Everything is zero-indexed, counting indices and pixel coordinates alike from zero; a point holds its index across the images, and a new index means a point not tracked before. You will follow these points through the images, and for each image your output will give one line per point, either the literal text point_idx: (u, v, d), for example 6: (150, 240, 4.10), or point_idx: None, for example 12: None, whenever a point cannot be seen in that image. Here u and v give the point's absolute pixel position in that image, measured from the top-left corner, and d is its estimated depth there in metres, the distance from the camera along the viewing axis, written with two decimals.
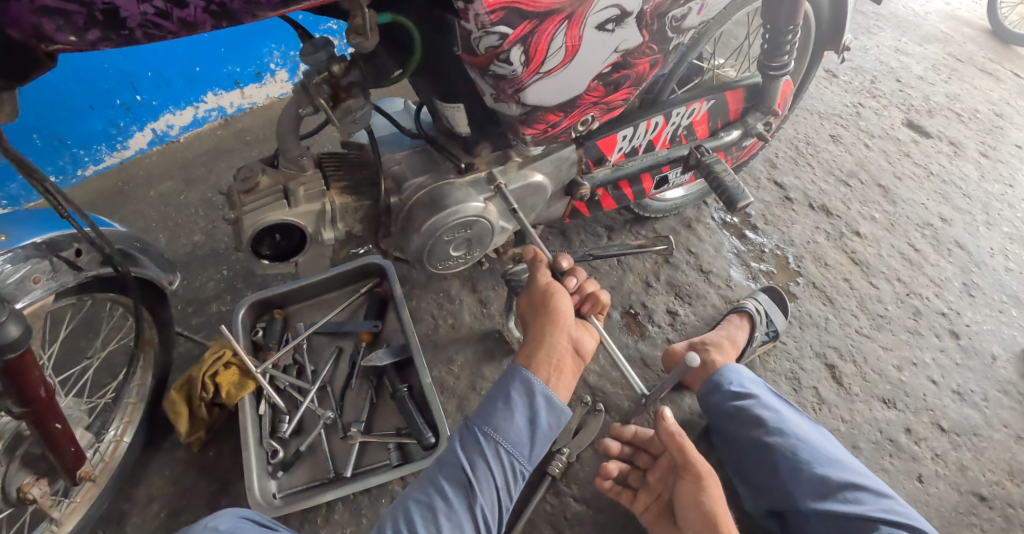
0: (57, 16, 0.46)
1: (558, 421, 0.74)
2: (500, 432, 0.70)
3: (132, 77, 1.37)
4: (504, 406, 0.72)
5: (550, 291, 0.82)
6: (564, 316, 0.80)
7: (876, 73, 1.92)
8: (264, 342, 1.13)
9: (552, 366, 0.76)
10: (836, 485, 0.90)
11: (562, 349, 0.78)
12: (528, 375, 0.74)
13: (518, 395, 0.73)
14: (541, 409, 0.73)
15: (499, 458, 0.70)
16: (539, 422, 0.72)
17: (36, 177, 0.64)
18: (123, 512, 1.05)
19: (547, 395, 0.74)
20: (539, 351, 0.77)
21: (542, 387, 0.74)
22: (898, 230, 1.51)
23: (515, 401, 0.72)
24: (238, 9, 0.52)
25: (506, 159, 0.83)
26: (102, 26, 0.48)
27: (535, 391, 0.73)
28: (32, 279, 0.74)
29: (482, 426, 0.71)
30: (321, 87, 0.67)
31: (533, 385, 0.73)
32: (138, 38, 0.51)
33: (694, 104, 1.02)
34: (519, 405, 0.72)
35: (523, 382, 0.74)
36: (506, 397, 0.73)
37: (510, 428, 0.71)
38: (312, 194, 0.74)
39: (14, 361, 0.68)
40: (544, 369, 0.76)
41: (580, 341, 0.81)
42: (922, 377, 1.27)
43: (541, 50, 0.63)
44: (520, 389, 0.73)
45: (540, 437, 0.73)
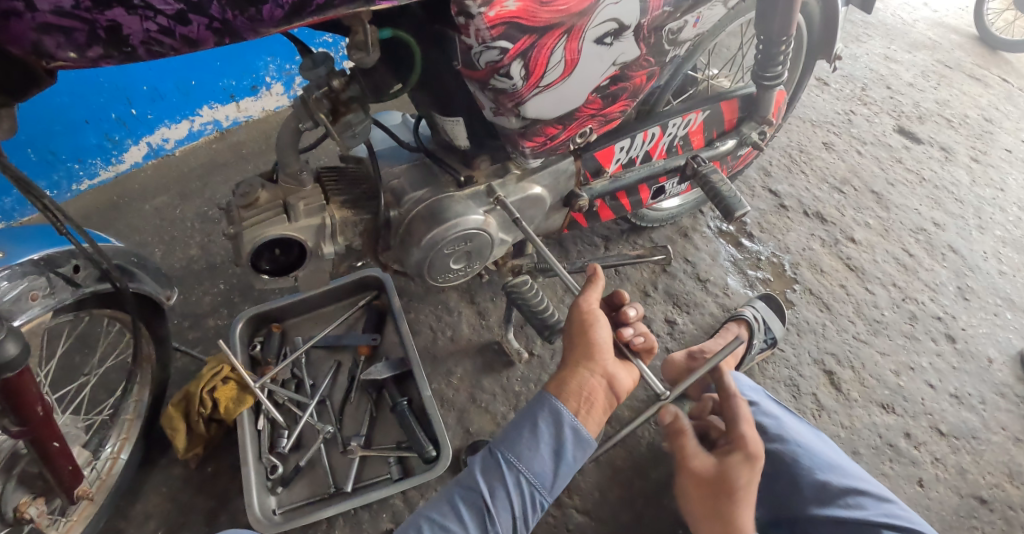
0: (58, 33, 0.46)
1: (584, 454, 0.73)
2: (523, 461, 0.70)
3: (128, 91, 1.37)
4: (530, 435, 0.71)
5: (591, 321, 0.78)
6: (603, 350, 0.77)
7: (866, 81, 1.94)
8: (262, 357, 1.12)
9: (582, 397, 0.74)
10: (837, 491, 0.90)
11: (594, 384, 0.75)
12: (558, 404, 0.73)
13: (546, 425, 0.72)
14: (568, 442, 0.71)
15: (520, 486, 0.69)
16: (564, 455, 0.71)
17: (34, 194, 0.64)
18: (119, 530, 1.04)
19: (576, 428, 0.72)
20: (571, 379, 0.75)
21: (572, 420, 0.72)
22: (892, 235, 1.52)
23: (541, 431, 0.71)
24: (241, 27, 0.52)
25: (505, 171, 0.82)
26: (104, 43, 0.48)
27: (563, 421, 0.72)
28: (29, 296, 0.73)
29: (506, 453, 0.70)
30: (321, 102, 0.67)
31: (562, 416, 0.72)
32: (140, 55, 0.51)
33: (690, 115, 1.03)
34: (545, 436, 0.71)
35: (551, 411, 0.73)
36: (533, 426, 0.72)
37: (534, 458, 0.70)
38: (312, 208, 0.74)
39: (12, 379, 0.68)
40: (574, 400, 0.73)
41: (617, 378, 0.77)
42: (920, 382, 1.27)
43: (540, 64, 0.64)
44: (548, 418, 0.72)
45: (565, 470, 0.72)
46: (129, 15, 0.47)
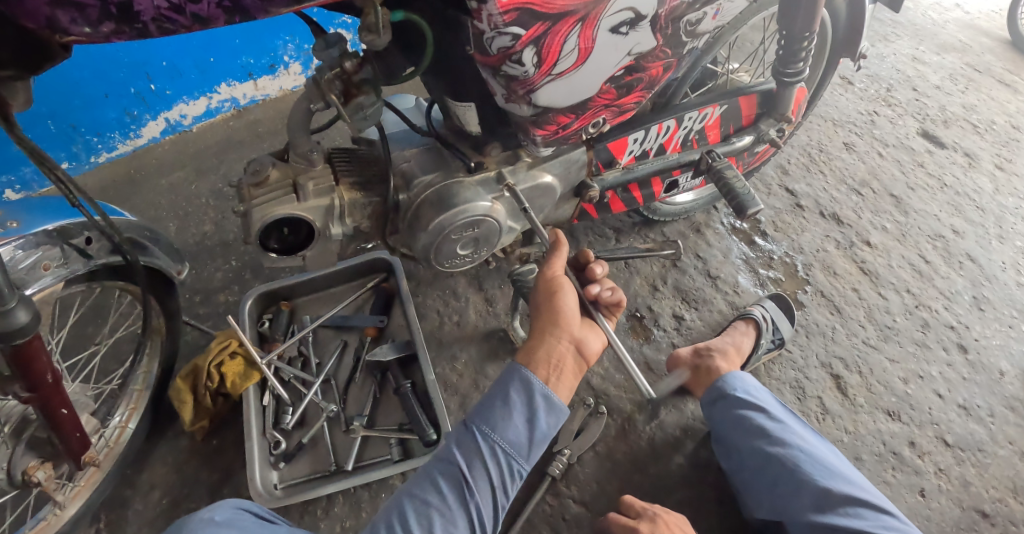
0: (71, 8, 0.47)
1: (557, 419, 0.74)
2: (498, 432, 0.70)
3: (147, 67, 1.38)
4: (502, 406, 0.72)
5: (557, 290, 0.80)
6: (567, 316, 0.78)
7: (892, 81, 1.90)
8: (270, 334, 1.14)
9: (552, 366, 0.75)
10: (836, 499, 0.89)
11: (562, 352, 0.77)
12: (527, 374, 0.73)
13: (518, 394, 0.72)
14: (541, 410, 0.72)
15: (495, 457, 0.69)
16: (538, 422, 0.72)
17: (49, 166, 0.65)
18: (125, 497, 1.06)
19: (547, 394, 0.73)
20: (539, 349, 0.77)
21: (541, 387, 0.73)
22: (909, 241, 1.49)
23: (514, 401, 0.72)
24: (251, 5, 0.52)
25: (516, 159, 0.82)
26: (115, 19, 0.48)
27: (534, 390, 0.73)
28: (42, 266, 0.75)
29: (480, 426, 0.70)
30: (333, 83, 0.67)
31: (532, 384, 0.73)
32: (151, 31, 0.51)
33: (707, 109, 1.02)
34: (518, 405, 0.72)
35: (522, 380, 0.73)
36: (505, 398, 0.72)
37: (508, 428, 0.70)
38: (321, 189, 0.74)
39: (21, 346, 0.69)
40: (543, 369, 0.75)
41: (584, 341, 0.78)
42: (928, 391, 1.25)
43: (553, 51, 0.63)
44: (519, 387, 0.73)
45: (540, 437, 0.72)
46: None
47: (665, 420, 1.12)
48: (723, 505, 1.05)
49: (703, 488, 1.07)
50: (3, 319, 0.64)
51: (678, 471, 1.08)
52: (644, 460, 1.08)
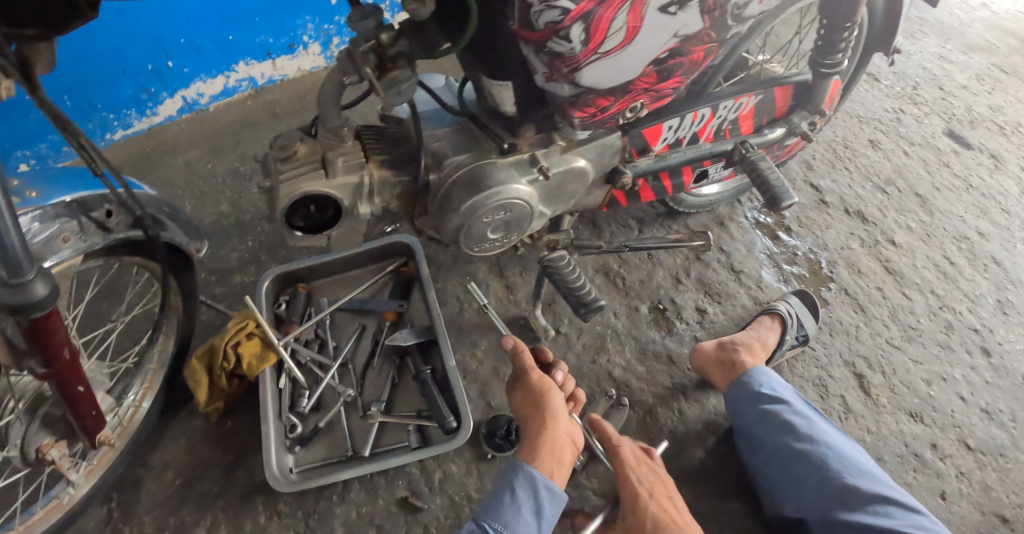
0: None
1: (558, 507, 0.80)
2: (509, 528, 0.75)
3: (165, 43, 1.36)
4: (511, 502, 0.77)
5: (544, 388, 0.89)
6: (559, 411, 0.87)
7: (919, 79, 1.86)
8: (287, 316, 1.12)
9: (554, 458, 0.82)
10: (865, 497, 0.87)
11: (561, 444, 0.84)
12: (531, 470, 0.79)
13: (524, 490, 0.78)
14: (546, 501, 0.78)
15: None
16: (544, 513, 0.78)
17: (71, 131, 0.63)
18: (138, 477, 1.05)
19: (550, 486, 0.79)
20: (541, 444, 0.83)
21: (544, 480, 0.79)
22: (933, 241, 1.47)
23: (521, 497, 0.78)
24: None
25: (550, 142, 0.80)
26: None
27: (538, 484, 0.79)
28: (61, 238, 0.72)
29: (492, 522, 0.75)
30: (368, 56, 0.65)
31: (537, 479, 0.79)
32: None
33: (742, 98, 0.99)
34: (525, 500, 0.78)
35: (526, 477, 0.79)
36: (512, 494, 0.78)
37: (518, 523, 0.76)
38: (350, 166, 0.72)
39: (39, 321, 0.67)
40: (547, 462, 0.81)
41: (574, 434, 0.88)
42: (951, 393, 1.23)
43: (601, 30, 0.60)
44: (525, 484, 0.78)
45: (546, 529, 0.78)
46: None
47: (687, 414, 1.10)
48: (744, 502, 1.03)
49: (723, 484, 1.05)
50: (21, 291, 0.62)
51: (699, 466, 1.06)
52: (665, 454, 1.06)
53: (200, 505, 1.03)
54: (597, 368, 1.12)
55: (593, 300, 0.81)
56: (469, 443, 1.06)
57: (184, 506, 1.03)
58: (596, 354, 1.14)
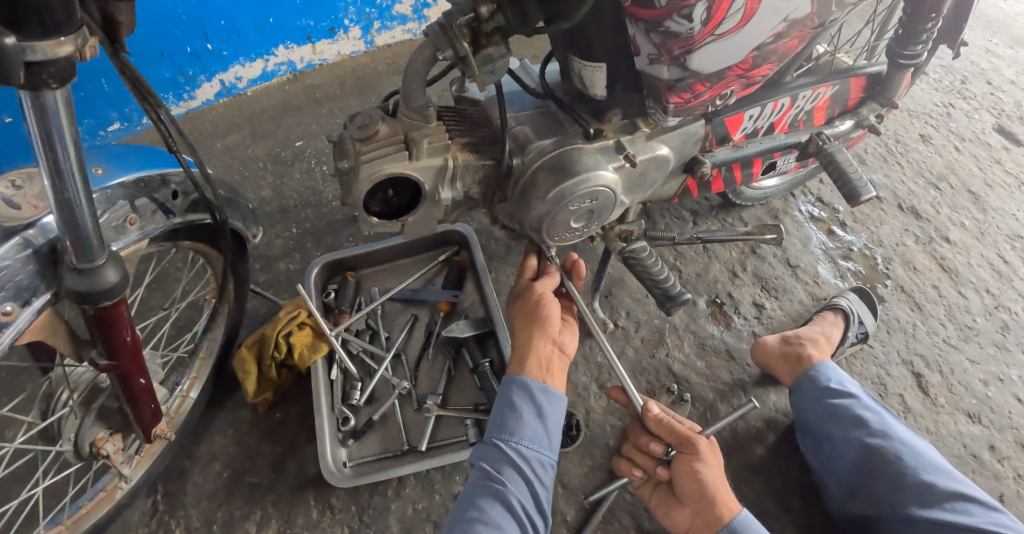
0: None
1: (560, 407, 0.78)
2: (516, 434, 0.73)
3: (205, 25, 1.32)
4: (511, 411, 0.75)
5: (540, 298, 0.85)
6: (551, 321, 0.83)
7: (966, 73, 1.76)
8: (337, 305, 1.09)
9: (541, 367, 0.79)
10: (942, 494, 0.83)
11: (547, 354, 0.81)
12: (524, 379, 0.77)
13: (521, 396, 0.76)
14: (543, 402, 0.76)
15: (523, 458, 0.72)
16: (546, 414, 0.76)
17: (150, 103, 0.58)
18: (184, 469, 1.02)
19: (544, 388, 0.77)
20: (528, 355, 0.80)
21: (537, 383, 0.77)
22: (987, 239, 1.41)
23: (520, 405, 0.75)
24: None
25: (635, 128, 0.77)
26: None
27: (533, 389, 0.76)
28: (126, 221, 0.67)
29: (499, 435, 0.73)
30: (463, 30, 0.61)
31: (530, 384, 0.77)
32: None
33: (820, 88, 0.95)
34: (524, 405, 0.75)
35: (520, 385, 0.77)
36: (510, 404, 0.75)
37: (523, 427, 0.73)
38: (435, 148, 0.68)
39: (105, 309, 0.64)
40: (535, 370, 0.79)
41: (564, 343, 0.84)
42: (1008, 394, 1.20)
43: (722, 10, 0.57)
44: (520, 391, 0.76)
45: (553, 429, 0.76)
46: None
47: (747, 412, 1.07)
48: (808, 502, 1.00)
49: (786, 483, 1.01)
50: (91, 277, 0.59)
51: (761, 464, 1.03)
52: (726, 452, 1.03)
53: (249, 498, 1.00)
54: (657, 363, 1.09)
55: (679, 294, 0.81)
56: None
57: (232, 499, 1.00)
58: (654, 348, 1.11)
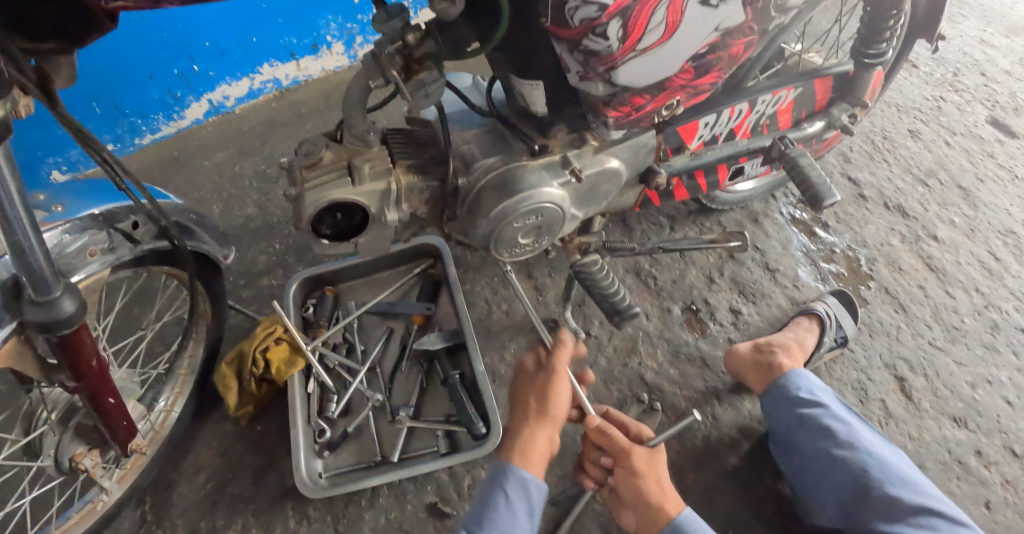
0: None
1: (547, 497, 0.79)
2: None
3: (190, 47, 1.35)
4: (505, 507, 0.75)
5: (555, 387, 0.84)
6: (559, 416, 0.83)
7: (959, 65, 1.74)
8: (315, 319, 1.11)
9: (540, 460, 0.80)
10: (908, 509, 0.82)
11: (548, 448, 0.81)
12: (522, 471, 0.77)
13: (516, 491, 0.76)
14: (536, 504, 0.77)
15: None
16: (534, 515, 0.77)
17: (92, 146, 0.60)
18: (170, 480, 1.05)
19: (538, 489, 0.77)
20: (528, 444, 0.80)
21: (532, 479, 0.77)
22: (977, 236, 1.39)
23: (514, 502, 0.75)
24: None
25: (583, 142, 0.77)
26: None
27: (529, 487, 0.76)
28: (87, 252, 0.71)
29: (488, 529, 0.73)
30: (393, 58, 0.62)
31: (527, 480, 0.77)
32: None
33: (781, 91, 0.94)
34: (516, 503, 0.75)
35: (517, 481, 0.77)
36: (506, 498, 0.75)
37: (515, 526, 0.74)
38: (377, 172, 0.70)
39: (68, 337, 0.67)
40: (536, 465, 0.79)
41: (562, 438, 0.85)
42: (997, 397, 1.17)
43: (640, 25, 0.57)
44: (516, 486, 0.76)
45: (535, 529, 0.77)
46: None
47: (721, 419, 1.07)
48: (783, 510, 0.99)
49: (759, 492, 1.01)
50: (48, 308, 0.62)
51: (733, 473, 1.02)
52: (699, 461, 1.03)
53: (231, 509, 1.03)
54: (629, 372, 1.10)
55: (627, 308, 0.82)
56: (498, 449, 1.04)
57: (215, 510, 1.03)
58: (627, 357, 1.11)
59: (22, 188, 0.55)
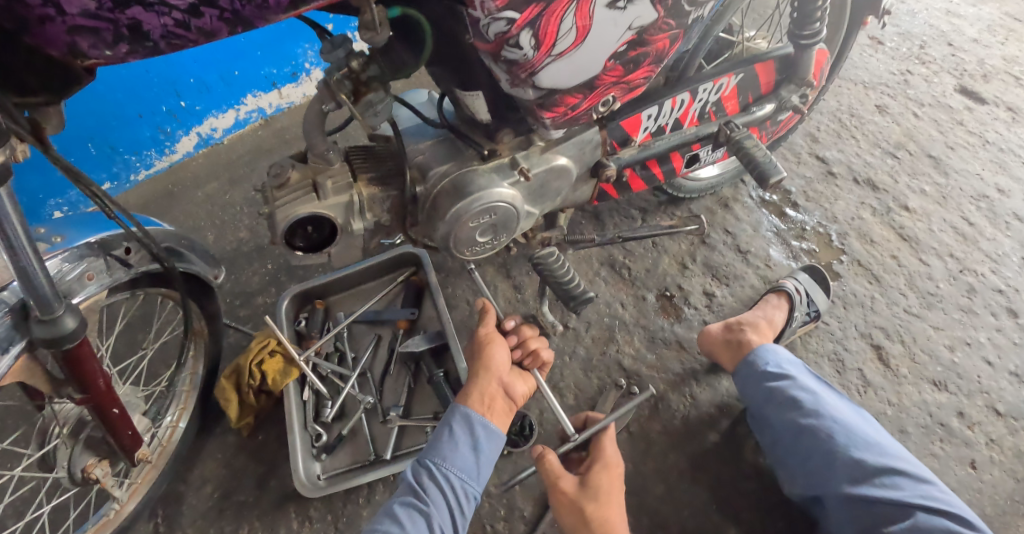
0: (88, 33, 0.47)
1: (496, 443, 0.86)
2: (448, 461, 0.82)
3: (176, 85, 1.42)
4: (448, 438, 0.84)
5: (488, 341, 0.94)
6: (495, 365, 0.91)
7: (925, 38, 1.77)
8: (307, 331, 1.18)
9: (482, 403, 0.87)
10: (872, 469, 0.84)
11: (491, 392, 0.89)
12: (467, 409, 0.86)
13: (460, 425, 0.85)
14: (481, 437, 0.85)
15: (448, 482, 0.81)
16: (481, 447, 0.84)
17: (83, 183, 0.66)
18: (180, 493, 1.12)
19: (485, 424, 0.85)
20: (472, 390, 0.89)
21: (479, 417, 0.86)
22: (950, 203, 1.41)
23: (459, 436, 0.84)
24: (251, 15, 0.51)
25: (529, 144, 0.83)
26: (128, 40, 0.48)
27: (474, 422, 0.85)
28: (87, 276, 0.76)
29: (432, 457, 0.82)
30: (343, 83, 0.68)
31: (472, 417, 0.85)
32: (162, 48, 0.51)
33: (722, 79, 0.98)
34: (461, 437, 0.84)
35: (463, 416, 0.86)
36: (450, 432, 0.84)
37: (456, 456, 0.82)
38: (340, 187, 0.76)
39: (71, 351, 0.70)
40: (478, 404, 0.87)
41: (511, 386, 0.91)
42: (977, 358, 1.19)
43: (550, 33, 0.62)
44: (461, 421, 0.85)
45: (483, 458, 0.84)
46: (146, 12, 0.47)
47: (699, 399, 1.10)
48: (762, 481, 1.02)
49: (739, 467, 1.04)
50: (51, 326, 0.66)
51: (713, 450, 1.05)
52: (679, 441, 1.06)
53: (238, 514, 1.09)
54: (607, 360, 1.14)
55: (582, 294, 0.90)
56: None
57: (223, 516, 1.09)
58: (605, 346, 1.16)
59: (25, 222, 0.60)
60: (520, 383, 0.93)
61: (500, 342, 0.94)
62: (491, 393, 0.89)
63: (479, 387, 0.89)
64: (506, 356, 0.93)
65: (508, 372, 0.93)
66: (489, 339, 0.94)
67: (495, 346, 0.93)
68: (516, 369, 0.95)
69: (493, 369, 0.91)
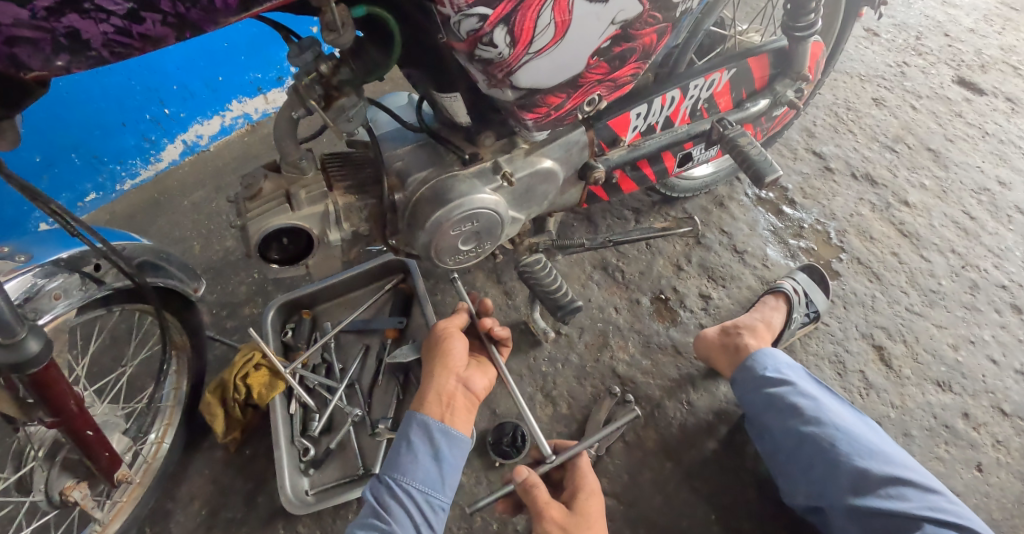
0: (24, 44, 0.44)
1: (459, 449, 0.83)
2: (409, 475, 0.79)
3: (159, 92, 1.39)
4: (407, 450, 0.80)
5: (446, 336, 0.90)
6: (453, 359, 0.87)
7: (921, 28, 1.73)
8: (294, 343, 1.14)
9: (441, 403, 0.84)
10: (877, 480, 0.81)
11: (449, 391, 0.85)
12: (423, 416, 0.82)
13: (419, 436, 0.81)
14: (442, 445, 0.81)
15: (412, 497, 0.78)
16: (443, 456, 0.81)
17: (41, 200, 0.62)
18: (167, 510, 1.09)
19: (444, 429, 0.82)
20: (428, 391, 0.85)
21: (438, 424, 0.82)
22: (950, 197, 1.38)
23: (418, 447, 0.81)
24: (199, 19, 0.49)
25: (512, 147, 0.80)
26: (68, 50, 0.45)
27: (432, 430, 0.82)
28: (53, 295, 0.73)
29: (393, 474, 0.79)
30: (312, 88, 0.65)
31: (430, 425, 0.82)
32: (106, 57, 0.48)
33: (714, 75, 0.95)
34: (421, 448, 0.81)
35: (420, 425, 0.82)
36: (408, 444, 0.81)
37: (416, 470, 0.79)
38: (314, 196, 0.74)
39: (37, 375, 0.67)
40: (435, 407, 0.84)
41: (469, 380, 0.88)
42: (981, 357, 1.16)
43: (527, 29, 0.59)
44: (419, 431, 0.81)
45: (447, 468, 0.81)
46: (84, 19, 0.44)
47: (696, 405, 1.07)
48: (762, 488, 0.99)
49: (739, 475, 1.01)
50: (13, 350, 0.62)
51: (712, 458, 1.02)
52: (676, 449, 1.03)
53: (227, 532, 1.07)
54: (601, 367, 1.11)
55: (570, 303, 0.88)
56: (476, 453, 1.04)
57: None
58: (598, 352, 1.13)
59: None
60: (479, 376, 0.89)
61: (459, 335, 0.91)
62: (449, 391, 0.85)
63: (436, 387, 0.85)
64: (464, 350, 0.89)
65: (466, 366, 0.90)
66: (448, 333, 0.90)
67: (453, 340, 0.89)
68: (474, 363, 0.92)
69: (450, 365, 0.87)
